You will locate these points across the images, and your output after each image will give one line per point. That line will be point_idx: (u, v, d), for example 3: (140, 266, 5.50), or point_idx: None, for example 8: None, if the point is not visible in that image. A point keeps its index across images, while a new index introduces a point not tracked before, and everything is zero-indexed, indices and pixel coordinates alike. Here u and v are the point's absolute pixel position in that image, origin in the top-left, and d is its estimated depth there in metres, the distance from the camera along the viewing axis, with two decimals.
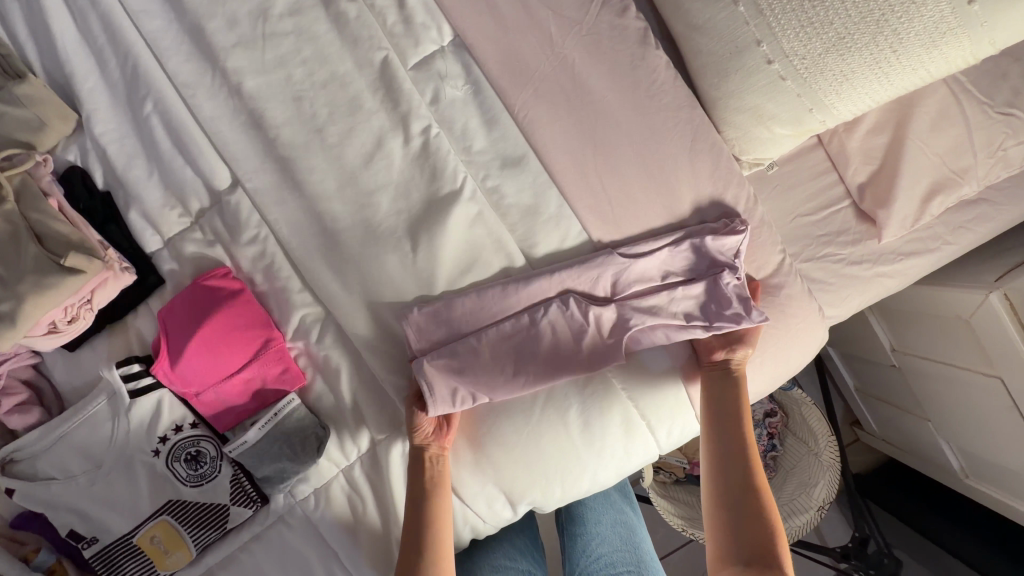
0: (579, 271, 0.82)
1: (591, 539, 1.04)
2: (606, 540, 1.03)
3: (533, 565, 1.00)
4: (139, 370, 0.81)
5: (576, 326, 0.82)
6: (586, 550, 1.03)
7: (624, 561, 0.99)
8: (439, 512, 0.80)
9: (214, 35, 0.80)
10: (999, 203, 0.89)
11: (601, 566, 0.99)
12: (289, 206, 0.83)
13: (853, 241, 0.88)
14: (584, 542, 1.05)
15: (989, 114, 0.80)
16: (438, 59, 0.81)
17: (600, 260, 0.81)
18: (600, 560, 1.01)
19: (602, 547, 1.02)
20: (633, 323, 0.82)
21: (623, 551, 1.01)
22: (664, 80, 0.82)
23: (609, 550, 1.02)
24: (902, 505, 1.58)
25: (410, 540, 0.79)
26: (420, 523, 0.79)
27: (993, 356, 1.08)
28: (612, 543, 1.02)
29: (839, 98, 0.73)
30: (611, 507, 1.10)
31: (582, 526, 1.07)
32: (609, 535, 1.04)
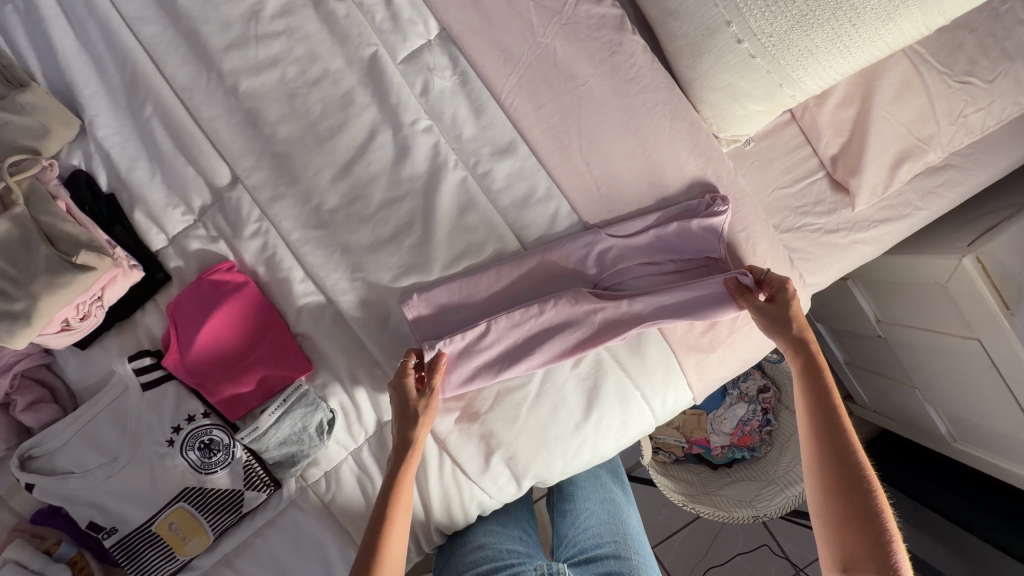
0: (575, 254, 0.86)
1: (580, 513, 1.08)
2: (595, 514, 1.07)
3: (525, 531, 1.04)
4: (151, 363, 0.84)
5: (581, 308, 0.85)
6: (575, 523, 1.08)
7: (610, 533, 1.03)
8: (397, 497, 0.76)
9: (209, 38, 0.83)
10: (965, 168, 0.94)
11: (588, 537, 1.04)
12: (286, 200, 0.86)
13: (829, 211, 0.92)
14: (573, 516, 1.09)
15: (949, 83, 0.85)
16: (425, 53, 0.85)
17: (595, 243, 0.85)
18: (588, 531, 1.05)
19: (590, 520, 1.07)
20: (630, 304, 0.85)
21: (611, 524, 1.05)
22: (642, 64, 0.86)
23: (596, 523, 1.06)
24: (902, 475, 1.62)
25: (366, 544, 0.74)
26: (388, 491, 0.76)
27: (970, 318, 1.13)
28: (599, 518, 1.06)
29: (806, 73, 0.77)
30: (600, 486, 1.13)
31: (572, 503, 1.11)
32: (598, 510, 1.08)
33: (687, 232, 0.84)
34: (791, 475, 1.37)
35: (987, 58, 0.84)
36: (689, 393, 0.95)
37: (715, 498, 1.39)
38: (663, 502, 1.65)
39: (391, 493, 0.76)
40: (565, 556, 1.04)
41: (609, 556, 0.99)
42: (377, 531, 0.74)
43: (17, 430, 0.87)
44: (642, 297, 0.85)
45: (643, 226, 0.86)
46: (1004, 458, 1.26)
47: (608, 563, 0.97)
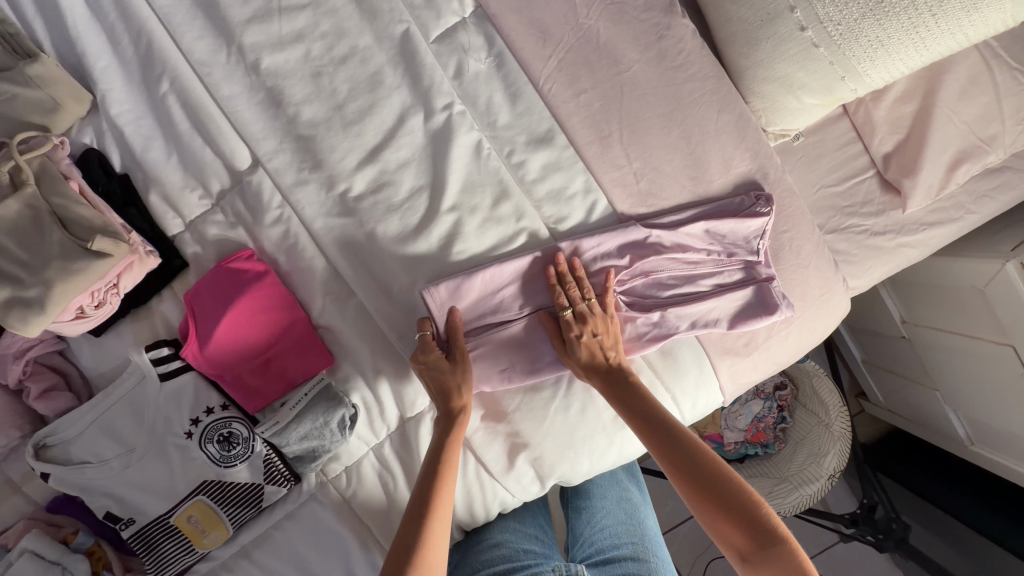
0: (610, 251, 0.82)
1: (596, 512, 1.07)
2: (611, 513, 1.06)
3: (540, 531, 1.03)
4: (168, 353, 0.82)
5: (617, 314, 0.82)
6: (590, 521, 1.06)
7: (628, 534, 1.02)
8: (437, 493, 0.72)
9: (229, 11, 0.78)
10: (1023, 171, 0.89)
11: (605, 537, 1.02)
12: (310, 185, 0.82)
13: (877, 212, 0.88)
14: (588, 514, 1.07)
15: (1019, 80, 0.79)
16: (460, 32, 0.79)
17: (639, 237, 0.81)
18: (605, 530, 1.04)
19: (607, 519, 1.05)
20: (669, 317, 0.82)
21: (628, 524, 1.05)
22: (691, 50, 0.81)
23: (613, 523, 1.05)
24: (912, 474, 1.62)
25: (406, 526, 0.69)
26: (423, 497, 0.72)
27: (1007, 324, 1.10)
28: (617, 517, 1.05)
29: (872, 65, 0.71)
30: (617, 484, 1.11)
31: (588, 501, 1.09)
32: (615, 509, 1.07)
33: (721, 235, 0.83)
34: (803, 472, 1.46)
35: None
36: (720, 395, 0.91)
37: None
38: (669, 494, 1.65)
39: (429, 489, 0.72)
40: (581, 556, 1.02)
41: (628, 557, 0.97)
42: (420, 511, 0.71)
43: (30, 418, 0.85)
44: (683, 308, 0.82)
45: (695, 227, 0.81)
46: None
47: (627, 565, 0.95)
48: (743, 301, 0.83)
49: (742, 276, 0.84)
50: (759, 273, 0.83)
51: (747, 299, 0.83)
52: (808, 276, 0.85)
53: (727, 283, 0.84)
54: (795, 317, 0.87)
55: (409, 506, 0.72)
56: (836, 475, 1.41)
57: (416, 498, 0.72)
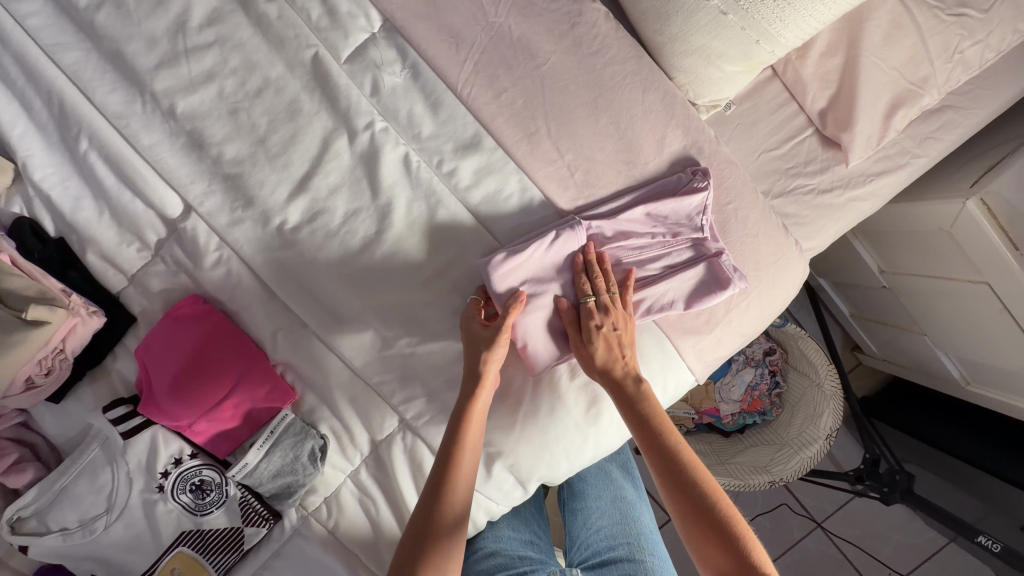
0: (537, 270, 0.80)
1: (592, 513, 1.08)
2: (606, 513, 1.06)
3: (536, 534, 1.04)
4: (127, 411, 0.81)
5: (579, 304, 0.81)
6: (586, 522, 1.07)
7: (623, 535, 1.01)
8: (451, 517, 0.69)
9: (135, 59, 0.77)
10: (964, 108, 0.87)
11: (601, 539, 1.01)
12: (243, 224, 0.81)
13: (821, 169, 0.86)
14: (584, 516, 1.08)
15: (941, 18, 0.77)
16: (371, 48, 0.78)
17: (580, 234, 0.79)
18: (600, 531, 1.03)
19: (602, 520, 1.05)
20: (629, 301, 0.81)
21: (623, 524, 1.03)
22: (606, 33, 0.79)
23: (608, 523, 1.04)
24: (915, 420, 1.60)
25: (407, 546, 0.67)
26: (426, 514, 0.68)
27: (978, 261, 1.09)
28: (612, 517, 1.05)
29: (783, 25, 0.69)
30: (611, 483, 1.13)
31: (583, 502, 1.11)
32: (608, 509, 1.07)
33: (665, 218, 0.81)
34: (804, 436, 1.44)
35: None
36: (690, 375, 0.91)
37: (730, 468, 1.44)
38: None
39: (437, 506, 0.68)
40: (577, 560, 1.02)
41: (622, 558, 0.95)
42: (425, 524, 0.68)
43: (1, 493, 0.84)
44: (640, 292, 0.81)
45: (635, 213, 0.79)
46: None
47: (622, 566, 0.93)
48: (697, 279, 0.82)
49: (693, 255, 0.82)
50: (709, 249, 0.81)
51: (700, 276, 0.82)
52: (758, 245, 0.84)
53: (679, 264, 0.82)
54: (753, 290, 0.86)
55: (411, 523, 0.69)
56: (833, 434, 1.40)
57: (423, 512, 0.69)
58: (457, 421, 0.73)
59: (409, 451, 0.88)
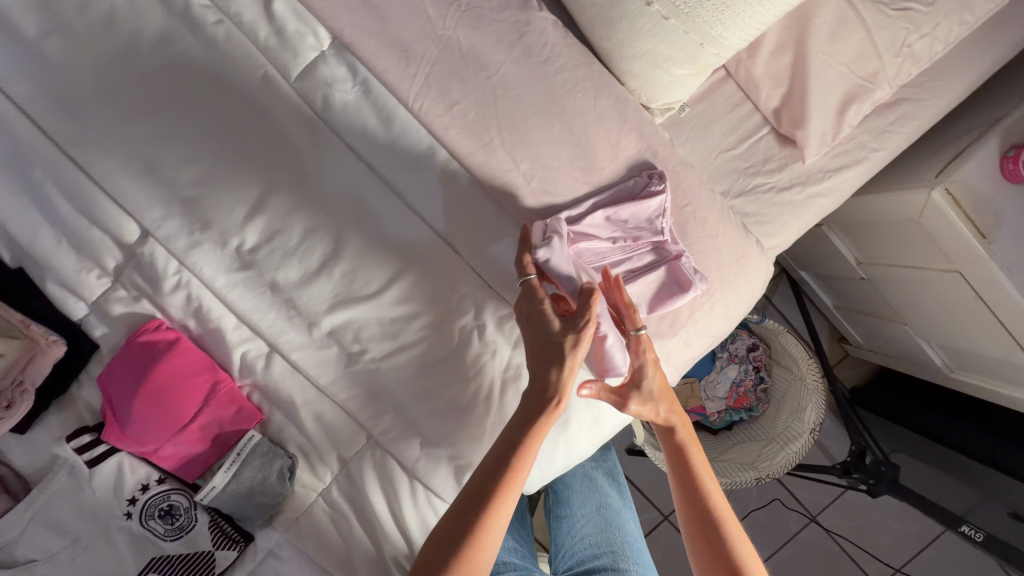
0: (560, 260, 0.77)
1: (577, 521, 1.07)
2: (591, 521, 1.05)
3: (519, 542, 1.04)
4: (90, 440, 0.80)
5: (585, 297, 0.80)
6: (571, 531, 1.06)
7: (608, 543, 1.01)
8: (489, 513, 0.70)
9: (85, 87, 0.77)
10: (920, 100, 0.87)
11: (586, 548, 1.02)
12: (202, 246, 0.81)
13: (780, 167, 0.86)
14: (569, 524, 1.07)
15: (886, 13, 0.77)
16: (321, 66, 0.78)
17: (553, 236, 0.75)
18: (585, 539, 1.03)
19: (587, 528, 1.05)
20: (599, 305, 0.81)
21: (607, 531, 1.03)
22: (556, 41, 0.79)
23: (593, 531, 1.04)
24: (907, 411, 1.60)
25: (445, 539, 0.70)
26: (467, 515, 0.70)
27: (949, 251, 1.09)
28: (596, 525, 1.04)
29: (725, 28, 0.69)
30: (596, 490, 1.11)
31: (568, 509, 1.09)
32: (593, 516, 1.06)
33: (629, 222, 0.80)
34: (789, 430, 1.44)
35: None
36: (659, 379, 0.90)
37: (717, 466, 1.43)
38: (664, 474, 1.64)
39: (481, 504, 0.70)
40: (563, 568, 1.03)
41: (608, 567, 0.96)
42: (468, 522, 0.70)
43: None
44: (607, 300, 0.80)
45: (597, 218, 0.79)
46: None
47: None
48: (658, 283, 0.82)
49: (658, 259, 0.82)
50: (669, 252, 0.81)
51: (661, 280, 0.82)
52: (719, 246, 0.84)
53: (641, 267, 0.82)
54: (717, 290, 0.85)
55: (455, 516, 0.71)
56: (818, 428, 1.40)
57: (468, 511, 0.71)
58: (504, 451, 0.72)
59: (380, 466, 0.88)
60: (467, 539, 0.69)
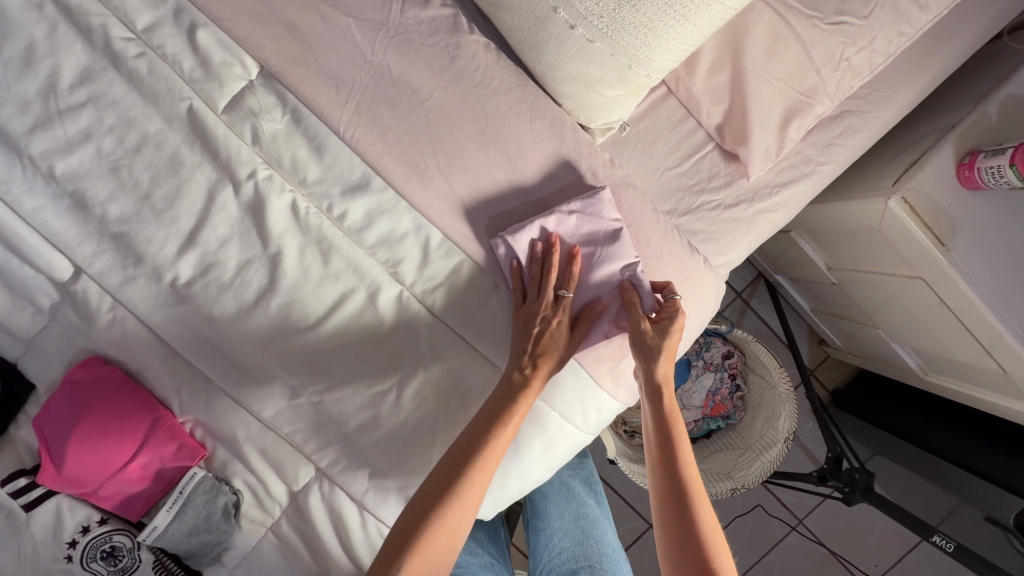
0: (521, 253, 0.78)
1: (554, 534, 1.02)
2: (568, 534, 1.01)
3: (495, 557, 1.02)
4: (27, 483, 0.78)
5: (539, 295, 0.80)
6: (548, 545, 1.02)
7: (585, 557, 0.96)
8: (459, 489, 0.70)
9: (9, 125, 0.76)
10: (865, 111, 0.87)
11: (563, 563, 0.97)
12: (135, 283, 0.79)
13: (726, 183, 0.85)
14: (546, 537, 1.03)
15: (821, 27, 0.75)
16: (248, 96, 0.76)
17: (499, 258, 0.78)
18: (562, 554, 0.98)
19: (564, 541, 1.00)
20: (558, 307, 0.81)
21: (585, 545, 0.99)
22: (488, 64, 0.78)
23: (570, 545, 0.99)
24: (889, 413, 1.56)
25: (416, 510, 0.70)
26: (437, 491, 0.71)
27: (910, 258, 1.07)
28: (573, 538, 1.00)
29: (651, 50, 0.67)
30: (574, 500, 1.07)
31: (545, 521, 1.05)
32: (571, 529, 1.02)
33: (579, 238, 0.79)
34: (765, 439, 1.42)
35: None
36: (614, 401, 0.88)
37: None
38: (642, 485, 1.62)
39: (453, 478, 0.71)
40: None
41: None
42: (437, 494, 0.70)
43: None
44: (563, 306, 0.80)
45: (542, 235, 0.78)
46: (1001, 395, 1.15)
47: None
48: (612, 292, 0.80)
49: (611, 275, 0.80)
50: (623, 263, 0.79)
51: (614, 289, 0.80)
52: (665, 267, 0.82)
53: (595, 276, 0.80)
54: None
55: (427, 487, 0.72)
56: (791, 436, 1.38)
57: (437, 487, 0.71)
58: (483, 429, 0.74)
59: (327, 499, 0.86)
60: (422, 536, 0.68)
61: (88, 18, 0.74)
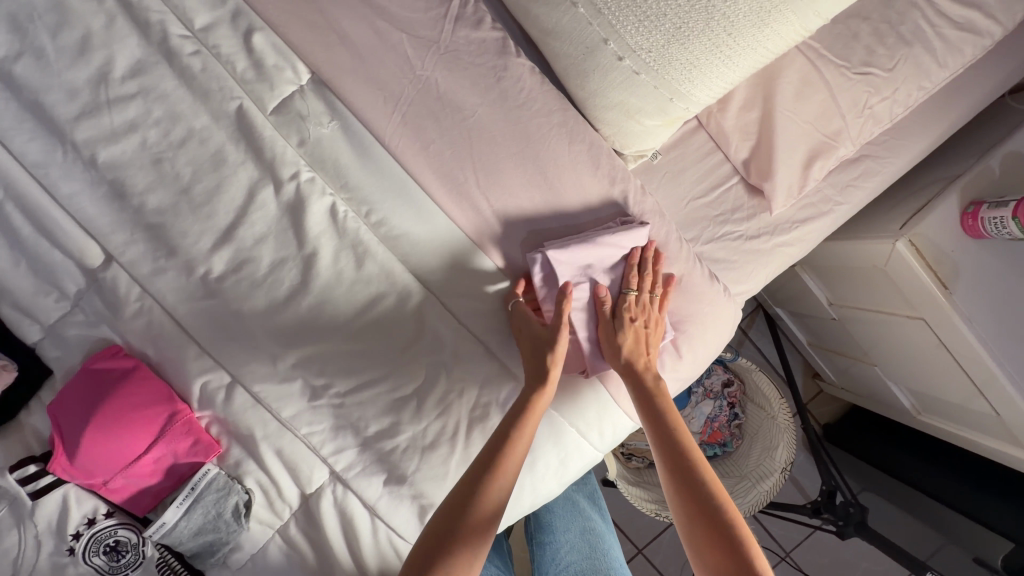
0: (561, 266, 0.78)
1: (560, 547, 1.02)
2: (575, 547, 1.01)
3: (501, 568, 1.00)
4: (35, 471, 0.77)
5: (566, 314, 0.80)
6: (554, 559, 1.01)
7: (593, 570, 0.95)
8: (481, 506, 0.66)
9: (55, 110, 0.76)
10: (881, 157, 0.91)
11: None
12: (165, 274, 0.79)
13: (748, 216, 0.88)
14: (552, 550, 1.02)
15: (848, 76, 0.80)
16: (297, 100, 0.78)
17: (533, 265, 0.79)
18: (570, 567, 0.97)
19: (571, 555, 1.00)
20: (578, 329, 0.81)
21: (592, 559, 0.98)
22: (532, 87, 0.81)
23: (577, 558, 0.98)
24: (879, 453, 1.59)
25: (433, 526, 0.65)
26: (455, 505, 0.66)
27: (913, 299, 1.11)
28: (580, 551, 0.99)
29: (693, 85, 0.72)
30: (579, 513, 1.08)
31: (550, 534, 1.05)
32: (577, 542, 1.01)
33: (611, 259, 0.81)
34: (761, 469, 1.44)
35: (883, 45, 0.80)
36: (627, 419, 0.90)
37: None
38: None
39: (470, 491, 0.67)
40: None
41: None
42: (455, 507, 0.66)
43: None
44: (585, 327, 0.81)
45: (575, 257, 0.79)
46: (993, 437, 1.19)
47: None
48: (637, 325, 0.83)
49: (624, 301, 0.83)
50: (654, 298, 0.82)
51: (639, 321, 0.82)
52: (687, 291, 0.85)
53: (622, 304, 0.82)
54: (687, 334, 0.86)
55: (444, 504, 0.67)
56: (789, 466, 1.40)
57: (454, 499, 0.67)
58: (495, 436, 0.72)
59: (339, 503, 0.85)
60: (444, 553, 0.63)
61: (147, 13, 0.76)
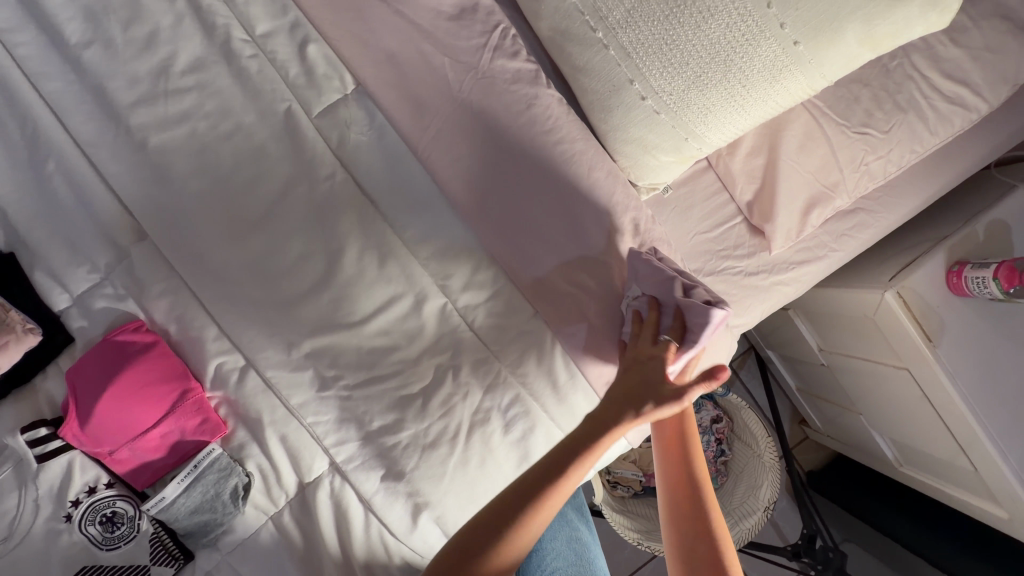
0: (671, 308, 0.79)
1: (547, 554, 1.03)
2: (562, 554, 1.04)
3: None
4: (45, 434, 0.79)
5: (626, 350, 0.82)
6: (541, 564, 1.02)
7: None
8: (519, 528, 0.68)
9: (114, 95, 0.82)
10: (875, 211, 0.98)
11: None
12: (196, 257, 0.83)
13: (749, 254, 0.94)
14: (538, 557, 1.03)
15: (848, 134, 0.88)
16: (341, 107, 0.85)
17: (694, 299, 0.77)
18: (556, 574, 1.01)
19: (557, 561, 1.03)
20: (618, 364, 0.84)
21: (578, 565, 1.03)
22: (559, 116, 0.87)
23: (563, 565, 1.02)
24: (857, 496, 1.63)
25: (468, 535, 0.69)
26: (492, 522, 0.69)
27: (899, 349, 1.16)
28: (567, 559, 1.03)
29: (707, 127, 0.79)
30: (567, 524, 1.09)
31: (537, 542, 1.04)
32: (564, 550, 1.04)
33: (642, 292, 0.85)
34: (743, 507, 1.46)
35: (881, 110, 0.88)
36: (621, 437, 0.95)
37: None
38: None
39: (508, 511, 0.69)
40: None
41: None
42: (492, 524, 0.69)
43: None
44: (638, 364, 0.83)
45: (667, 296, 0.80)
46: (969, 493, 1.23)
47: None
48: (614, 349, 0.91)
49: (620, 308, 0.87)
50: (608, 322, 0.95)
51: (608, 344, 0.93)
52: None
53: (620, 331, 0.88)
54: None
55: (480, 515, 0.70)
56: (772, 506, 1.43)
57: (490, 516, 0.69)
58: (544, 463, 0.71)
59: (335, 495, 0.87)
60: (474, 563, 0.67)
61: (213, 17, 0.83)
